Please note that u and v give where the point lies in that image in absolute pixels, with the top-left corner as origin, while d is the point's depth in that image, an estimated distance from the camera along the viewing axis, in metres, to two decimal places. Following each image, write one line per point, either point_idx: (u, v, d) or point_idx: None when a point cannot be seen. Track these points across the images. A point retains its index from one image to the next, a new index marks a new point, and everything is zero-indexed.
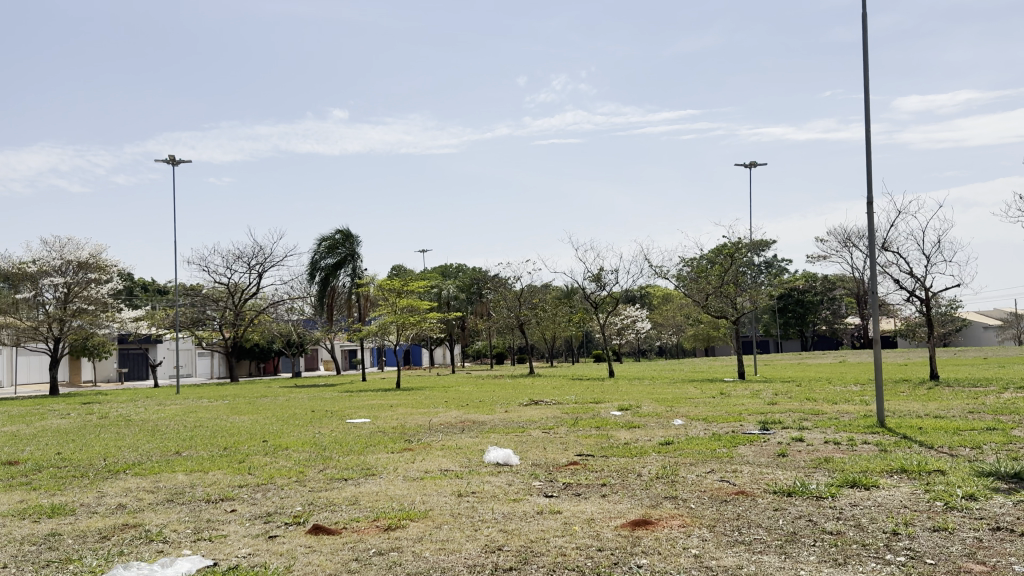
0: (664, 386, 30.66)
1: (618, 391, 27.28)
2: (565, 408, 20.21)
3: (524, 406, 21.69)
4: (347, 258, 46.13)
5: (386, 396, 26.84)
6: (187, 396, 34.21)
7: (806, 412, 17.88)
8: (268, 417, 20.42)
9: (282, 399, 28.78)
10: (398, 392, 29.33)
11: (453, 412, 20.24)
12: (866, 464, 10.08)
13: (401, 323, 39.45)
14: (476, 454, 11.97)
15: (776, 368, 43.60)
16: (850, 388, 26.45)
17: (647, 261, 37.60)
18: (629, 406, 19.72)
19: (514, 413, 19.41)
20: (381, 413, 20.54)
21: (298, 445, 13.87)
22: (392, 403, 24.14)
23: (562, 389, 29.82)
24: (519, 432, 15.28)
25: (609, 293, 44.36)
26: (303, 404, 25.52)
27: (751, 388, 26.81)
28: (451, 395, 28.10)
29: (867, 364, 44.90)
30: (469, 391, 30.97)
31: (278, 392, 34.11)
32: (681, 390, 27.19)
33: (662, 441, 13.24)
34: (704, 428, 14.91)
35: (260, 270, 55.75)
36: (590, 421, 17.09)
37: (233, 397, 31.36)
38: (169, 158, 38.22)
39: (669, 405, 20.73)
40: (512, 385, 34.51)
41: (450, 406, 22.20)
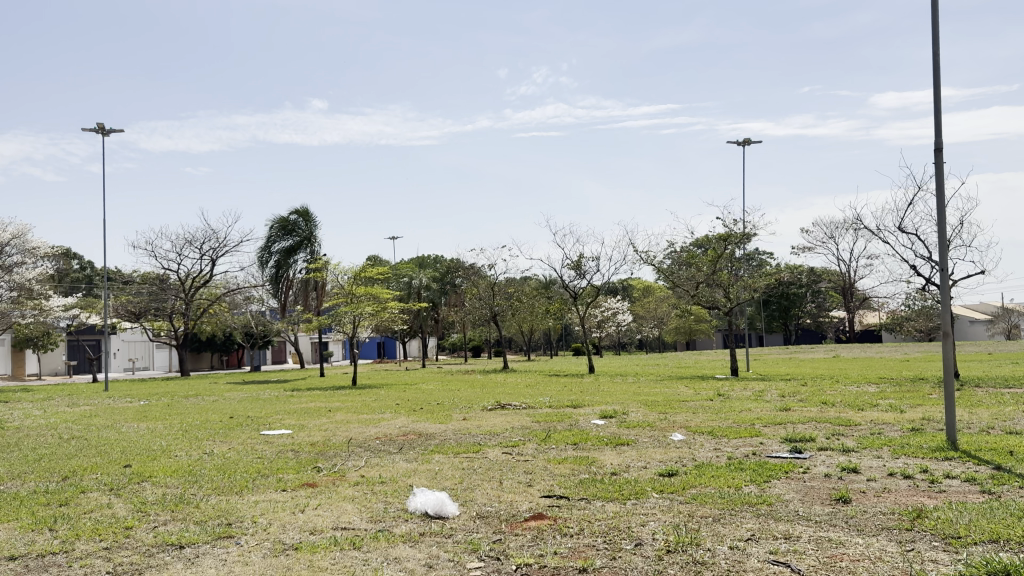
0: (651, 385, 27.10)
1: (598, 391, 23.66)
2: (536, 415, 16.53)
3: (487, 411, 17.95)
4: (303, 241, 42.28)
5: (331, 398, 22.97)
6: (112, 394, 30.18)
7: (837, 422, 14.33)
8: (170, 427, 16.51)
9: (212, 400, 24.83)
10: (348, 392, 25.50)
11: (402, 420, 16.55)
12: (992, 525, 6.49)
13: (360, 313, 35.45)
14: (398, 496, 8.29)
15: (768, 365, 40.33)
16: (867, 389, 22.93)
17: (632, 247, 33.93)
18: (614, 413, 16.11)
19: (472, 422, 15.68)
20: (311, 421, 16.76)
21: (163, 476, 10.10)
22: (332, 406, 20.34)
23: (536, 388, 26.14)
24: (472, 452, 11.61)
25: (589, 283, 40.82)
26: (231, 406, 21.60)
27: (753, 388, 23.26)
28: (406, 395, 24.23)
29: (864, 360, 41.71)
30: (431, 390, 27.22)
31: (219, 390, 30.22)
32: (671, 391, 23.67)
33: (662, 471, 9.63)
34: (714, 449, 11.34)
35: (213, 256, 51.76)
36: (565, 435, 13.45)
37: (160, 396, 27.37)
38: (99, 127, 33.71)
39: (662, 410, 17.09)
40: (481, 383, 30.80)
41: (401, 411, 18.41)
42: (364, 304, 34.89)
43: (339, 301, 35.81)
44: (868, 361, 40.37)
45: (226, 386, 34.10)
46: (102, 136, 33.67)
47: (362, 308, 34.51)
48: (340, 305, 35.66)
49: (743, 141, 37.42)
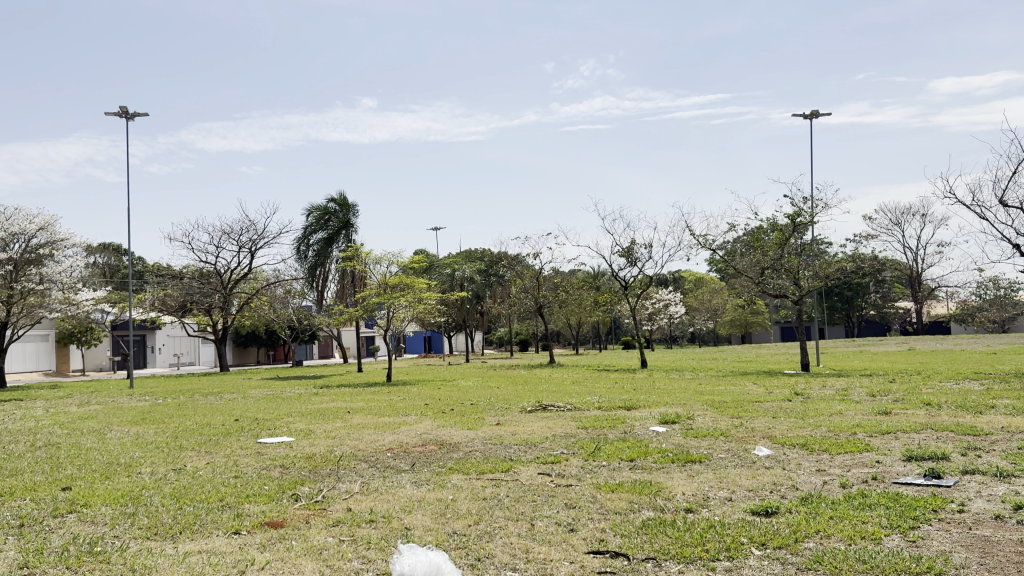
0: (713, 381, 24.23)
1: (655, 390, 20.94)
2: (583, 420, 13.91)
3: (526, 414, 15.41)
4: (340, 230, 40.15)
5: (358, 397, 20.68)
6: (136, 391, 28.51)
7: (961, 432, 11.42)
8: (161, 432, 14.35)
9: (232, 399, 22.77)
10: (378, 390, 23.23)
11: (426, 425, 14.09)
12: None
13: (395, 305, 33.11)
14: (386, 551, 5.82)
15: (838, 359, 37.10)
16: (969, 387, 19.75)
17: (689, 231, 31.05)
18: (678, 419, 13.40)
19: (508, 429, 13.15)
20: (324, 426, 14.43)
21: (97, 509, 7.72)
22: (354, 406, 18.06)
23: (585, 386, 23.58)
24: (500, 473, 9.05)
25: (641, 272, 37.98)
26: (247, 406, 19.47)
27: (834, 387, 20.27)
28: (440, 393, 21.82)
29: (944, 352, 38.10)
30: (470, 388, 24.82)
31: (247, 388, 28.33)
32: (738, 388, 20.86)
33: (759, 508, 6.96)
34: (819, 473, 8.58)
35: (251, 249, 50.17)
36: (619, 447, 10.82)
37: (183, 394, 25.55)
38: (122, 111, 31.93)
39: (734, 414, 14.33)
40: (524, 380, 28.36)
41: (429, 414, 16.00)
42: (400, 296, 32.44)
43: (372, 292, 33.60)
44: (951, 354, 36.81)
45: (257, 383, 32.28)
46: (125, 120, 31.86)
47: (397, 300, 32.08)
48: (374, 297, 33.45)
49: (810, 114, 34.17)
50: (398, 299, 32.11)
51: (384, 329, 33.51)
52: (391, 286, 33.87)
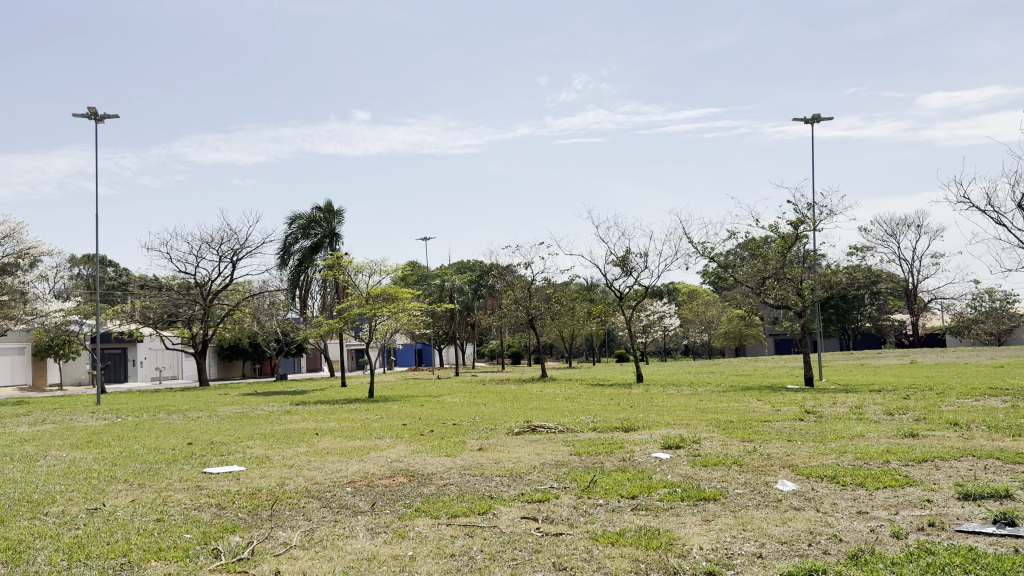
0: (713, 397, 22.73)
1: (653, 408, 19.42)
2: (576, 445, 12.37)
3: (512, 436, 13.83)
4: (324, 240, 38.49)
5: (334, 416, 19.10)
6: (102, 408, 26.87)
7: (1011, 461, 9.87)
8: (100, 459, 12.73)
9: (199, 417, 21.19)
10: (355, 407, 21.61)
11: (399, 450, 12.52)
12: None
13: (377, 315, 31.49)
14: None
15: (840, 373, 35.69)
16: (991, 404, 18.30)
17: (687, 239, 29.56)
18: (682, 443, 11.89)
19: (491, 456, 11.56)
20: (282, 453, 12.81)
21: None
22: (323, 427, 16.43)
23: (577, 403, 22.02)
24: (472, 519, 7.49)
25: (636, 282, 36.49)
26: (211, 427, 17.90)
27: (847, 405, 18.77)
28: (422, 411, 20.26)
29: (950, 366, 36.67)
30: (457, 405, 23.23)
31: (219, 404, 26.73)
32: (743, 406, 19.32)
33: (801, 571, 5.43)
34: (860, 519, 7.04)
35: (233, 259, 48.48)
36: (616, 481, 9.26)
37: (148, 412, 23.91)
38: (91, 113, 30.42)
39: (745, 437, 12.81)
40: (513, 396, 26.77)
41: (405, 437, 14.43)
42: (383, 306, 30.83)
43: (353, 303, 31.93)
44: (957, 368, 35.35)
45: (233, 399, 30.66)
46: (94, 123, 30.35)
47: (380, 310, 30.48)
48: (355, 308, 31.81)
49: (811, 118, 32.87)
50: (380, 310, 30.51)
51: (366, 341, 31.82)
52: (373, 296, 32.28)
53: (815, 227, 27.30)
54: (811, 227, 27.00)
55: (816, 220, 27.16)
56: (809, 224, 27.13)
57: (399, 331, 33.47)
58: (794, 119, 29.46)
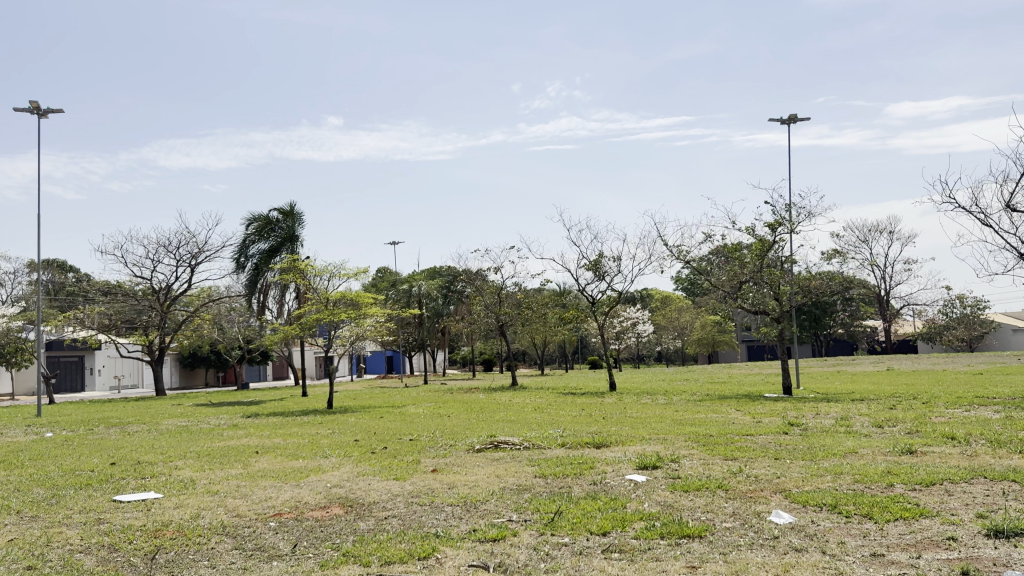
0: (690, 407, 21.60)
1: (626, 420, 18.18)
2: (543, 465, 11.09)
3: (473, 454, 12.52)
4: (283, 242, 37.05)
5: (283, 430, 17.66)
6: (41, 421, 25.15)
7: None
8: (2, 483, 11.22)
9: (139, 431, 19.62)
10: (309, 420, 20.16)
11: (344, 472, 11.14)
12: None
13: (336, 322, 30.13)
14: None
15: (818, 381, 34.79)
16: (982, 413, 17.33)
17: (661, 242, 28.45)
18: (659, 463, 10.65)
19: (446, 479, 10.25)
20: (212, 475, 11.40)
21: None
22: (267, 444, 15.00)
23: (548, 415, 20.72)
24: (407, 568, 6.16)
25: (609, 287, 35.39)
26: (146, 443, 16.39)
27: (831, 415, 17.71)
28: (380, 424, 18.87)
29: (929, 372, 35.92)
30: (421, 416, 21.90)
31: (167, 416, 25.14)
32: (722, 417, 18.12)
33: None
34: (879, 567, 5.81)
35: (192, 263, 46.74)
36: (585, 511, 7.98)
37: (87, 425, 22.28)
38: (33, 108, 28.64)
39: (729, 455, 11.60)
40: (480, 406, 25.43)
41: (354, 455, 13.06)
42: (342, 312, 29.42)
43: (312, 308, 30.43)
44: (935, 375, 34.62)
45: (185, 410, 29.06)
46: (36, 117, 28.57)
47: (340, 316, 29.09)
48: (313, 313, 30.35)
49: (787, 119, 31.92)
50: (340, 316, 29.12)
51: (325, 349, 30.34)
52: (332, 301, 30.92)
53: (794, 229, 26.32)
54: (789, 229, 26.02)
55: (794, 223, 26.19)
56: (787, 226, 26.10)
57: (360, 338, 32.09)
58: (770, 119, 28.53)
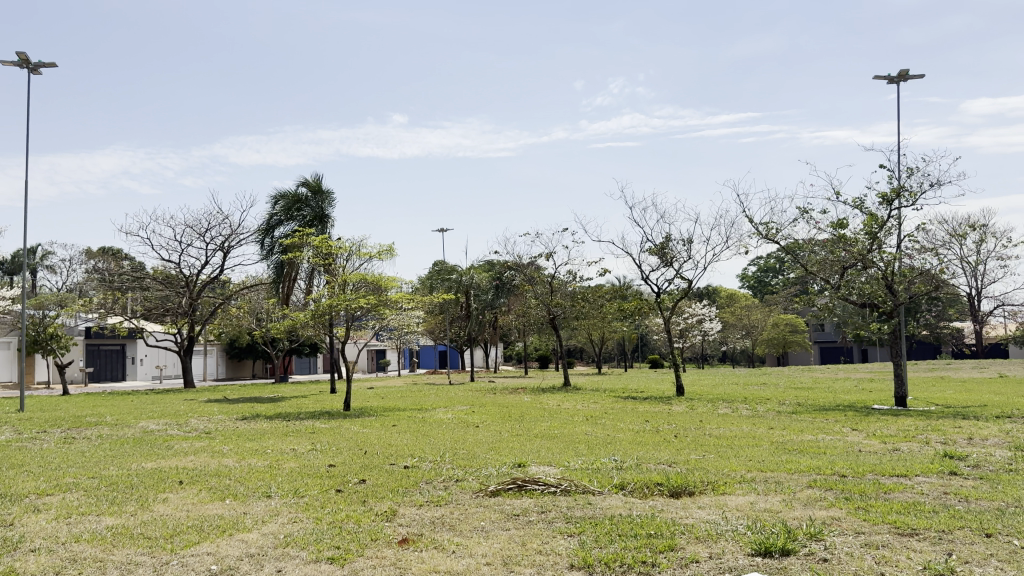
0: (787, 424, 16.77)
1: (704, 442, 13.57)
2: (592, 536, 6.62)
3: (478, 504, 8.14)
4: (311, 222, 32.98)
5: (256, 444, 13.52)
6: (15, 416, 21.74)
7: None
8: None
9: (92, 435, 15.82)
10: (301, 429, 16.01)
11: (264, 536, 6.88)
12: None
13: (356, 310, 26.22)
14: None
15: (923, 389, 29.47)
16: None
17: (746, 219, 23.57)
18: (791, 547, 6.12)
19: (416, 569, 5.84)
20: (62, 532, 7.18)
21: None
22: (209, 469, 10.78)
23: (602, 428, 16.25)
24: None
25: (678, 276, 30.55)
26: (66, 457, 12.34)
27: (989, 442, 12.82)
28: (384, 438, 14.58)
29: None
30: (446, 424, 17.68)
31: (158, 414, 21.56)
32: (837, 442, 13.34)
33: None
34: None
35: (222, 248, 43.43)
36: None
37: (52, 424, 18.69)
38: (24, 63, 25.17)
39: (896, 527, 6.97)
40: (522, 411, 21.06)
41: (308, 497, 8.74)
42: (361, 298, 25.68)
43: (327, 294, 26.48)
44: None
45: (189, 407, 25.45)
46: (27, 74, 25.08)
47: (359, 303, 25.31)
48: (324, 299, 26.60)
49: (897, 76, 26.62)
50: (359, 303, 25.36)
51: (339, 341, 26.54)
52: (352, 284, 27.00)
53: (915, 201, 21.22)
54: (912, 200, 20.93)
55: (917, 193, 21.09)
56: (907, 196, 21.04)
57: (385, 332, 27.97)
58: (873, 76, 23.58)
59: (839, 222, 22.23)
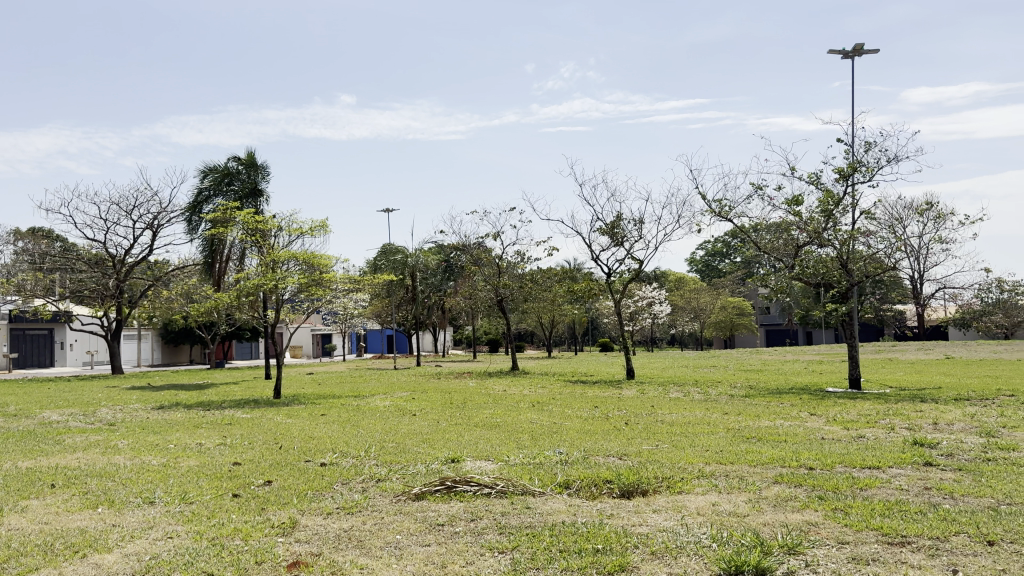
0: (741, 409, 15.84)
1: (652, 432, 12.45)
2: (525, 557, 5.43)
3: (395, 514, 6.91)
4: (243, 197, 31.29)
5: (162, 439, 12.04)
6: None
7: None
8: None
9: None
10: (217, 421, 14.54)
11: (122, 561, 5.59)
12: None
13: (283, 289, 24.53)
14: None
15: (872, 372, 29.09)
16: None
17: (700, 196, 22.69)
18: (766, 567, 5.03)
19: None
20: None
21: None
22: (93, 469, 9.36)
23: (547, 416, 15.10)
24: None
25: (629, 256, 29.61)
26: None
27: (956, 428, 11.99)
28: (306, 429, 13.18)
29: (1005, 363, 30.06)
30: (379, 413, 16.36)
31: (67, 404, 19.78)
32: (798, 430, 12.38)
33: None
34: None
35: (151, 227, 41.19)
36: None
37: None
38: None
39: (884, 535, 5.90)
40: (464, 398, 19.80)
41: (196, 505, 7.42)
42: (291, 276, 24.03)
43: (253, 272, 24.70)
44: (1014, 366, 28.79)
45: (107, 396, 23.69)
46: None
47: (289, 281, 23.65)
48: (252, 278, 24.89)
49: (851, 51, 25.93)
50: (288, 280, 23.69)
51: (267, 322, 24.80)
52: (280, 262, 25.31)
53: (872, 177, 20.54)
54: (868, 176, 20.23)
55: (874, 169, 20.37)
56: (864, 172, 20.33)
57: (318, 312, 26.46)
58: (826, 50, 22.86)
59: (794, 200, 21.47)
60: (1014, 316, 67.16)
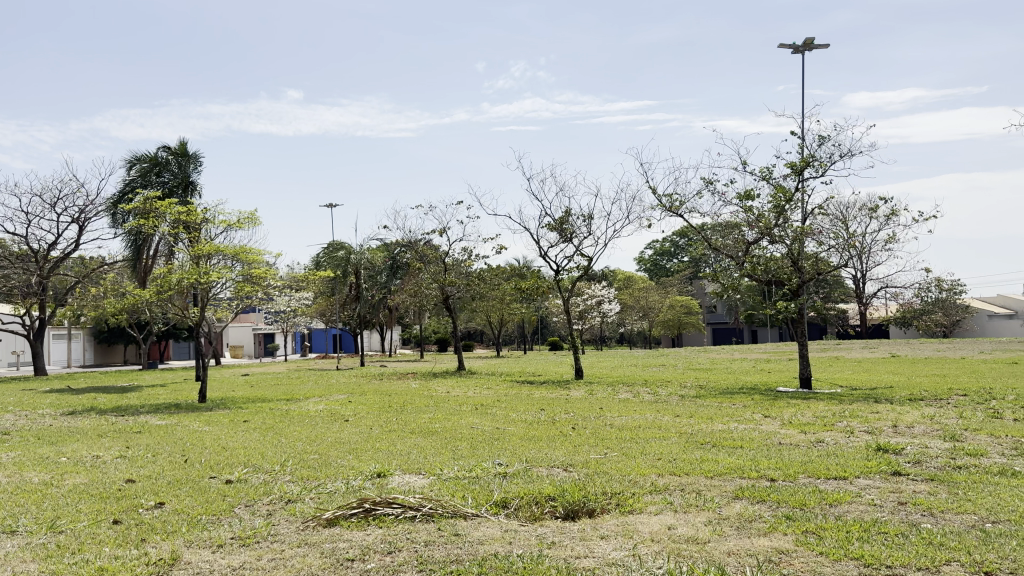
0: (693, 410, 15.09)
1: (600, 437, 11.58)
2: None
3: (298, 544, 5.87)
4: (174, 190, 29.75)
5: (54, 451, 10.76)
6: None
7: None
8: None
9: None
10: (127, 429, 13.25)
11: None
12: None
13: (210, 284, 23.11)
14: None
15: (822, 370, 28.82)
16: None
17: (650, 191, 22.01)
18: None
19: None
20: None
21: None
22: None
23: (489, 420, 14.14)
24: None
25: (578, 253, 28.84)
26: None
27: (916, 430, 11.41)
28: (222, 437, 11.98)
29: (951, 361, 30.09)
30: (309, 418, 15.20)
31: None
32: (754, 433, 11.65)
33: None
34: None
35: (76, 223, 39.05)
36: None
37: None
38: None
39: (866, 566, 5.10)
40: (404, 401, 18.71)
41: (65, 536, 6.28)
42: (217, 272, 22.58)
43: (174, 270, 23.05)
44: (959, 363, 28.81)
45: (17, 400, 21.99)
46: None
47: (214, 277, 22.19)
48: (175, 273, 23.34)
49: (802, 46, 25.60)
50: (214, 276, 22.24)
51: (189, 320, 23.23)
52: (203, 257, 23.83)
53: (824, 172, 20.06)
54: (820, 170, 19.75)
55: (826, 164, 19.91)
56: (816, 167, 19.85)
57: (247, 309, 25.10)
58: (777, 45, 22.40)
59: (745, 194, 20.91)
60: (953, 314, 68.48)
